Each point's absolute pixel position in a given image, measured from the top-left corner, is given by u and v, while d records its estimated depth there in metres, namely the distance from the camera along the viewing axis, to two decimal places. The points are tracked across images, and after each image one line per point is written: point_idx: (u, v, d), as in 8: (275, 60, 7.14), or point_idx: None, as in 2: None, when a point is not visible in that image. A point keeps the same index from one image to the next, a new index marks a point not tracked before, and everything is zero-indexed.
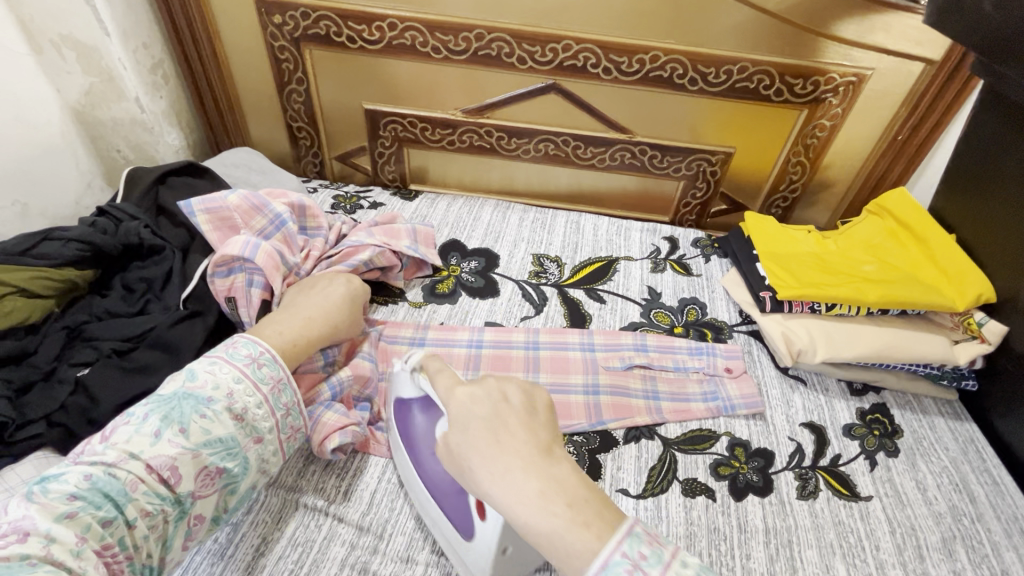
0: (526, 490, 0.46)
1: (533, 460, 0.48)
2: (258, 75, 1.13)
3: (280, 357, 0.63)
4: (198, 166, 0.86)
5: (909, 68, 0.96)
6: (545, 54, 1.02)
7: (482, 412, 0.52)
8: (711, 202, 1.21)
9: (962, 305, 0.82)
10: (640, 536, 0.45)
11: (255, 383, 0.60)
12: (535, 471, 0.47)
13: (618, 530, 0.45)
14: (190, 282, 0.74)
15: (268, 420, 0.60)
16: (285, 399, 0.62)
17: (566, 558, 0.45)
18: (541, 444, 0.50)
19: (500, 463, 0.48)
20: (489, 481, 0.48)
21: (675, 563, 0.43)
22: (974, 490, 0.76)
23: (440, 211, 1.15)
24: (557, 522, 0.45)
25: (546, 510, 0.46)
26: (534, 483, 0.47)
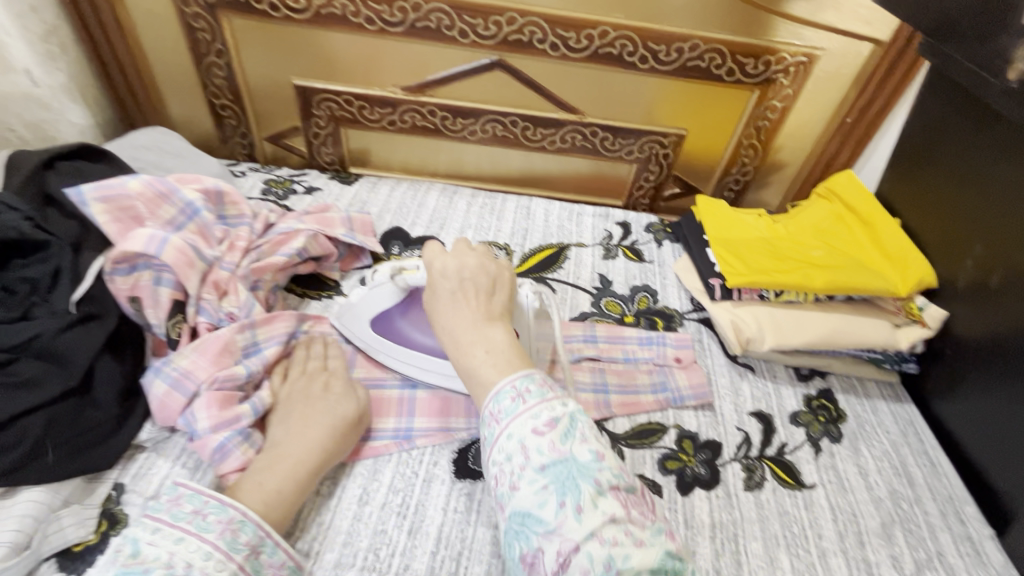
0: (462, 337, 0.58)
1: (472, 322, 0.59)
2: (174, 46, 1.02)
3: (264, 518, 0.56)
4: (95, 148, 0.78)
5: (858, 48, 0.95)
6: (488, 27, 0.95)
7: (451, 281, 0.62)
8: (665, 185, 1.18)
9: (904, 289, 0.82)
10: (541, 384, 0.53)
11: (200, 535, 0.51)
12: (475, 328, 0.58)
13: (527, 371, 0.54)
14: (84, 281, 0.65)
15: (224, 570, 0.50)
16: (245, 538, 0.53)
17: (478, 389, 0.55)
18: (487, 313, 0.59)
19: (449, 310, 0.60)
20: (442, 321, 0.61)
21: (557, 407, 0.50)
22: (912, 473, 0.77)
23: (382, 196, 1.08)
24: (476, 362, 0.56)
25: (469, 353, 0.57)
26: (470, 334, 0.58)
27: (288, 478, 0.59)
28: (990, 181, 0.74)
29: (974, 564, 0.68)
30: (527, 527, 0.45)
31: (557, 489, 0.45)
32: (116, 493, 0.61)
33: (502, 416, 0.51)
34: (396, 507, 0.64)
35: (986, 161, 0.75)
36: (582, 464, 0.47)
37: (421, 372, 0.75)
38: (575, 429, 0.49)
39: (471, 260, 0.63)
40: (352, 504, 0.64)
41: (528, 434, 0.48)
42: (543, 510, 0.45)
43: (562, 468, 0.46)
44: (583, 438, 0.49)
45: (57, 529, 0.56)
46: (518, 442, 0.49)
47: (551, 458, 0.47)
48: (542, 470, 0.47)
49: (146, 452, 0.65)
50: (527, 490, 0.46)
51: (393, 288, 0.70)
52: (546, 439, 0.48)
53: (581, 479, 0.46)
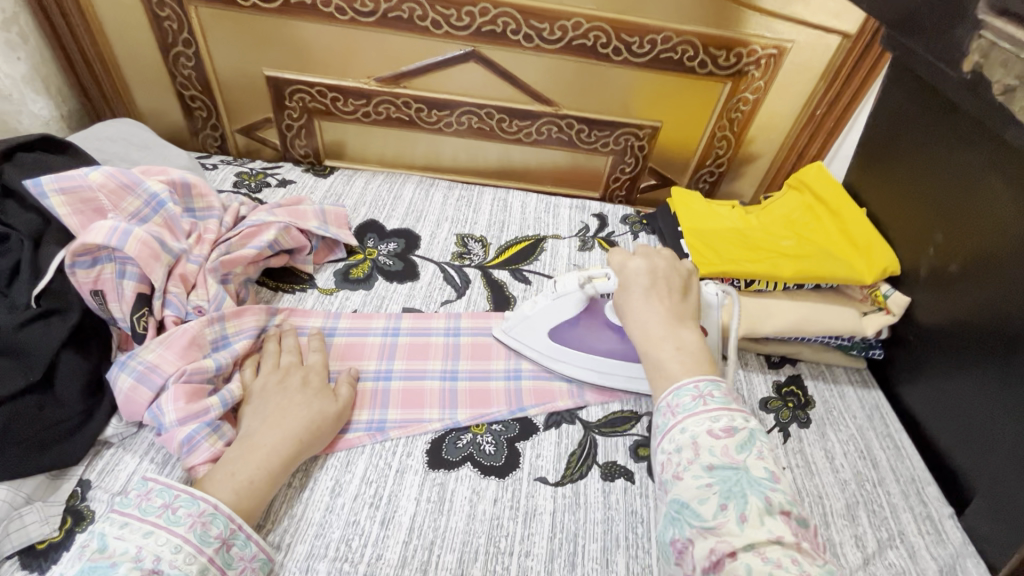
0: (653, 331, 0.63)
1: (663, 320, 0.64)
2: (140, 35, 0.99)
3: (235, 512, 0.55)
4: (58, 139, 0.76)
5: (827, 41, 0.96)
6: (462, 18, 0.95)
7: (644, 277, 0.68)
8: (640, 177, 1.19)
9: (870, 277, 0.84)
10: (725, 392, 0.55)
11: (168, 529, 0.51)
12: (666, 325, 0.63)
13: (711, 376, 0.58)
14: (43, 277, 0.63)
15: (193, 563, 0.50)
16: (216, 531, 0.53)
17: (659, 378, 0.60)
18: (676, 312, 0.65)
19: (642, 306, 0.66)
20: (630, 314, 0.67)
21: (738, 418, 0.52)
22: (876, 456, 0.79)
23: (357, 188, 1.08)
24: (663, 355, 0.61)
25: (659, 345, 0.62)
26: (660, 329, 0.63)
27: (261, 468, 0.59)
28: (951, 170, 0.76)
29: (933, 542, 0.70)
30: (684, 518, 0.48)
31: (722, 492, 0.47)
32: (81, 489, 0.60)
33: (678, 410, 0.55)
34: (369, 498, 0.64)
35: (947, 150, 0.76)
36: (754, 478, 0.48)
37: (603, 377, 0.78)
38: (752, 443, 0.51)
39: (645, 263, 0.69)
40: (324, 496, 0.64)
41: (702, 433, 0.52)
42: (701, 506, 0.47)
43: (731, 474, 0.48)
44: (759, 455, 0.50)
45: (19, 527, 0.55)
46: (691, 437, 0.52)
47: (721, 461, 0.49)
48: (710, 470, 0.49)
49: (112, 449, 0.64)
50: (689, 482, 0.49)
51: (579, 297, 0.75)
52: (722, 443, 0.50)
53: (751, 491, 0.47)
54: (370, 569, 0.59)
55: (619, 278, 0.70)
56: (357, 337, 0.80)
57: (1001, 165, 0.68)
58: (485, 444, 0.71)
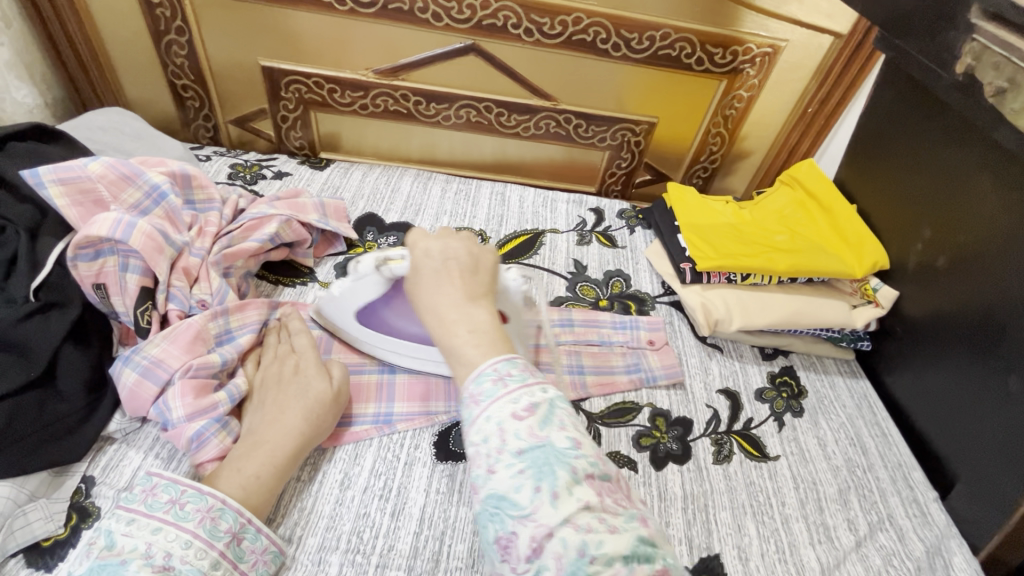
0: (446, 314, 0.55)
1: (455, 303, 0.55)
2: (130, 22, 0.97)
3: (242, 505, 0.55)
4: (51, 129, 0.74)
5: (820, 41, 0.99)
6: (462, 11, 0.94)
7: (435, 258, 0.59)
8: (636, 172, 1.20)
9: (859, 271, 0.87)
10: (524, 367, 0.50)
11: (178, 525, 0.51)
12: (461, 307, 0.55)
13: (509, 356, 0.51)
14: (42, 269, 0.62)
15: (204, 557, 0.51)
16: (226, 526, 0.53)
17: (457, 368, 0.52)
18: (470, 291, 0.56)
19: (432, 289, 0.57)
20: (423, 298, 0.57)
21: (537, 392, 0.48)
22: (867, 443, 0.82)
23: (355, 181, 1.07)
24: (458, 342, 0.52)
25: (452, 331, 0.53)
26: (452, 313, 0.54)
27: (266, 463, 0.59)
28: (942, 168, 0.79)
29: (920, 524, 0.73)
30: (502, 510, 0.44)
31: (534, 474, 0.43)
32: (85, 486, 0.59)
33: (481, 399, 0.48)
34: (378, 490, 0.64)
35: (937, 149, 0.79)
36: (558, 451, 0.44)
37: (411, 360, 0.75)
38: (553, 414, 0.47)
39: (445, 245, 0.60)
40: (333, 489, 0.64)
41: (507, 418, 0.46)
42: (518, 494, 0.43)
43: (540, 454, 0.44)
44: (562, 425, 0.47)
45: (23, 525, 0.54)
46: (496, 425, 0.46)
47: (528, 443, 0.45)
48: (519, 454, 0.44)
49: (116, 444, 0.63)
50: (503, 474, 0.44)
51: (377, 279, 0.65)
52: (525, 424, 0.46)
53: (557, 465, 0.44)
54: (381, 561, 0.59)
55: (409, 260, 0.61)
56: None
57: (989, 164, 0.71)
58: None
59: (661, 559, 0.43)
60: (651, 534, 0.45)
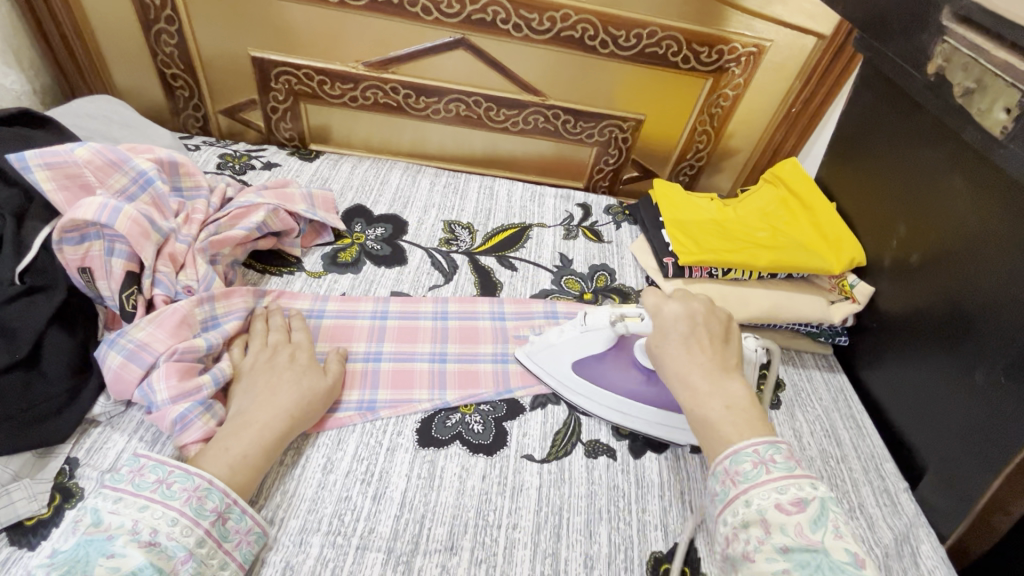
0: (699, 386, 0.64)
1: (705, 371, 0.64)
2: (120, 11, 0.97)
3: (228, 486, 0.56)
4: (37, 114, 0.74)
5: (803, 41, 1.01)
6: (451, 5, 0.95)
7: (682, 323, 0.68)
8: (623, 168, 1.22)
9: (838, 267, 0.89)
10: (786, 456, 0.57)
11: (164, 502, 0.52)
12: (711, 379, 0.64)
13: (768, 439, 0.59)
14: (27, 252, 0.63)
15: (191, 534, 0.51)
16: (212, 505, 0.54)
17: (710, 441, 0.61)
18: (724, 364, 0.66)
19: (676, 357, 0.66)
20: (669, 364, 0.66)
21: (806, 488, 0.54)
22: (840, 435, 0.84)
23: (344, 173, 1.08)
24: (716, 415, 0.62)
25: (708, 403, 0.62)
26: (706, 383, 0.64)
27: (254, 443, 0.60)
28: (916, 165, 0.80)
29: (889, 513, 0.75)
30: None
31: (803, 573, 0.49)
32: (69, 467, 0.60)
33: (739, 480, 0.56)
34: (360, 474, 0.66)
35: (912, 146, 0.81)
36: (833, 561, 0.50)
37: (658, 426, 0.74)
38: (824, 516, 0.53)
39: (677, 302, 0.70)
40: (316, 473, 0.65)
41: (773, 509, 0.53)
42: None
43: (809, 559, 0.50)
44: (835, 532, 0.52)
45: (7, 504, 0.55)
46: (758, 512, 0.54)
47: (795, 542, 0.51)
48: (785, 552, 0.50)
49: (100, 427, 0.63)
50: (764, 563, 0.51)
51: (608, 333, 0.74)
52: (794, 520, 0.52)
53: (832, 574, 0.49)
54: (362, 543, 0.60)
55: (654, 319, 0.70)
56: (343, 319, 0.81)
57: (958, 162, 0.73)
58: (473, 423, 0.73)
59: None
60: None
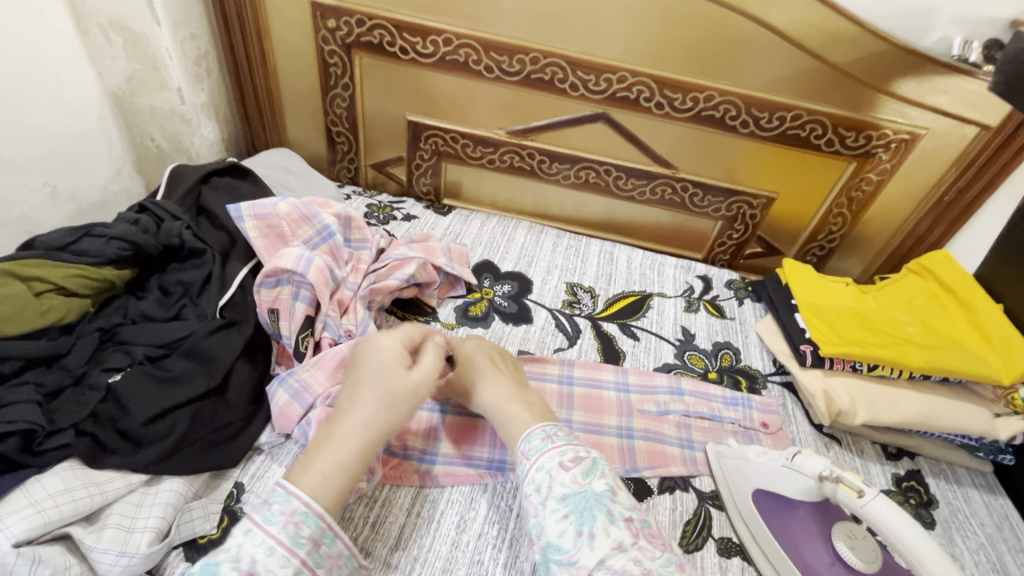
0: (497, 399, 0.71)
1: (378, 401, 0.60)
2: (304, 78, 1.10)
3: (320, 506, 0.52)
4: (241, 166, 0.84)
5: (963, 131, 0.96)
6: (599, 83, 1.00)
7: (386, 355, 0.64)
8: (748, 244, 1.19)
9: (1008, 377, 0.81)
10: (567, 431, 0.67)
11: (264, 527, 0.49)
12: (513, 392, 0.73)
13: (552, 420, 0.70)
14: (229, 289, 0.71)
15: (289, 566, 0.48)
16: (308, 532, 0.51)
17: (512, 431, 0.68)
18: (514, 385, 0.74)
19: (487, 388, 0.72)
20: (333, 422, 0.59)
21: (582, 449, 0.64)
22: (1011, 572, 0.74)
23: (474, 229, 1.14)
24: (512, 415, 0.69)
25: (507, 411, 0.70)
26: (407, 403, 0.62)
27: (333, 462, 0.55)
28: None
29: None
30: (548, 555, 0.57)
31: (575, 517, 0.58)
32: (236, 491, 0.63)
33: (532, 452, 0.64)
34: (492, 539, 0.66)
35: None
36: (598, 494, 0.59)
37: None
38: (596, 467, 0.62)
39: (475, 340, 0.80)
40: (451, 530, 0.66)
41: (556, 467, 0.62)
42: (563, 539, 0.57)
43: (580, 497, 0.59)
44: (601, 474, 0.62)
45: (187, 520, 0.59)
46: (546, 473, 0.62)
47: (570, 489, 0.60)
48: (563, 499, 0.59)
49: (263, 456, 0.67)
50: (551, 521, 0.58)
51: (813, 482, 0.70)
52: (570, 473, 0.61)
53: (596, 508, 0.58)
54: None
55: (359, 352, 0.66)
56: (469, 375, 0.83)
57: None
58: None
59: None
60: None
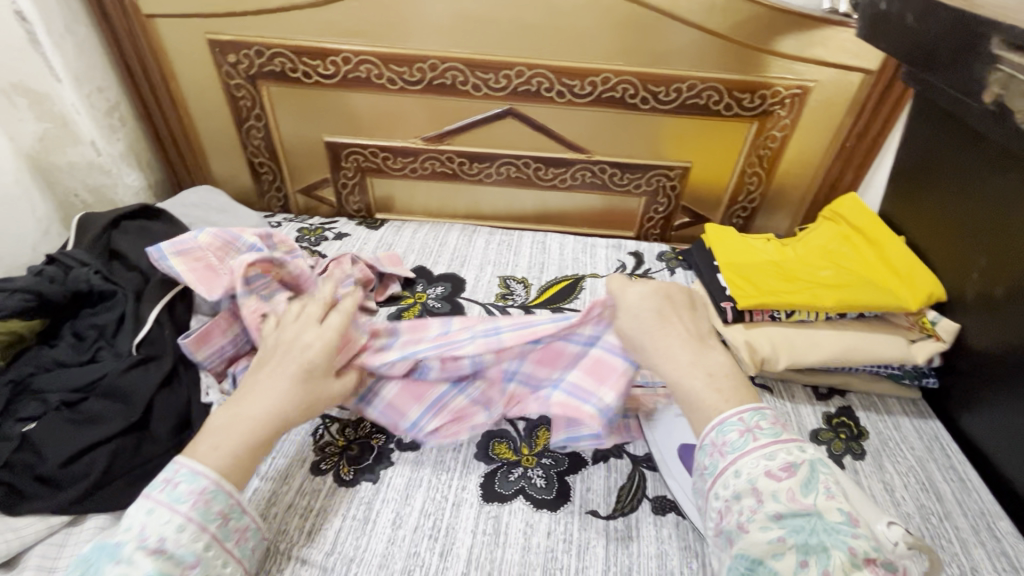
0: (681, 359, 0.61)
1: (299, 380, 0.61)
2: (219, 115, 1.12)
3: (230, 483, 0.54)
4: (153, 209, 0.86)
5: (849, 78, 1.00)
6: (499, 80, 1.03)
7: (649, 310, 0.65)
8: (674, 215, 1.23)
9: (914, 303, 0.84)
10: (772, 422, 0.56)
11: (170, 506, 0.51)
12: (691, 350, 0.62)
13: (756, 406, 0.58)
14: (143, 326, 0.72)
15: (196, 542, 0.51)
16: (218, 508, 0.53)
17: (691, 415, 0.59)
18: (697, 335, 0.64)
19: (665, 344, 0.63)
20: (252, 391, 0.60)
21: (795, 452, 0.53)
22: (940, 488, 0.77)
23: (406, 238, 1.16)
24: (698, 385, 0.59)
25: (690, 374, 0.60)
26: (687, 355, 0.61)
27: (244, 442, 0.56)
28: (971, 190, 0.78)
29: None
30: (757, 574, 0.49)
31: (798, 546, 0.48)
32: None
33: (727, 449, 0.55)
34: (428, 530, 0.67)
35: (983, 174, 0.76)
36: (830, 524, 0.49)
37: None
38: (816, 481, 0.52)
39: (648, 287, 0.67)
40: (386, 528, 0.67)
41: (762, 475, 0.52)
42: (778, 562, 0.48)
43: (803, 522, 0.49)
44: (826, 493, 0.51)
45: None
46: (749, 482, 0.52)
47: (789, 508, 0.50)
48: (778, 519, 0.50)
49: None
50: (758, 534, 0.50)
51: None
52: (785, 486, 0.51)
53: (830, 542, 0.48)
54: None
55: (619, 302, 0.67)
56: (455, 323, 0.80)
57: None
58: (536, 477, 0.73)
59: None
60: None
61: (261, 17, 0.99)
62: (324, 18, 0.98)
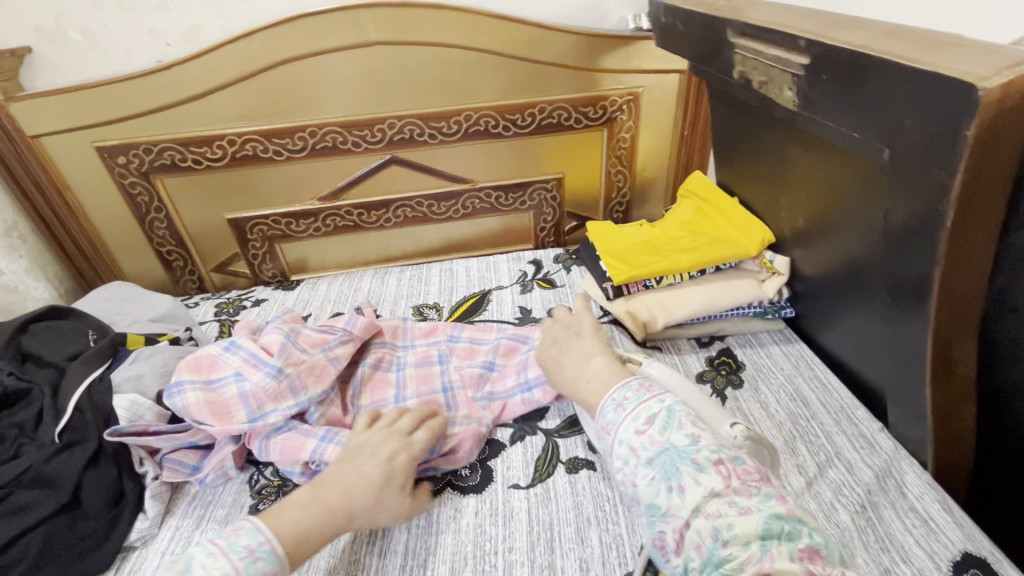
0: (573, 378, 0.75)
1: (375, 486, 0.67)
2: (120, 214, 1.18)
3: (281, 549, 0.59)
4: (60, 308, 0.92)
5: (668, 79, 1.19)
6: (375, 135, 1.16)
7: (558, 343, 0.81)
8: (563, 221, 1.37)
9: (753, 248, 1.00)
10: (636, 391, 0.66)
11: (227, 555, 0.56)
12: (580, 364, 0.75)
13: (623, 384, 0.68)
14: (64, 415, 0.76)
15: None
16: (263, 567, 0.57)
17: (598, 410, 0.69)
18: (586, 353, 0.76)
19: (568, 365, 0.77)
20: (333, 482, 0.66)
21: (654, 405, 0.62)
22: (806, 396, 0.89)
23: (322, 292, 1.24)
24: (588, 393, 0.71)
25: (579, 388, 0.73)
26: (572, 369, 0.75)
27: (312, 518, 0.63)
28: (757, 146, 0.95)
29: (867, 454, 0.79)
30: (651, 514, 0.55)
31: (664, 476, 0.56)
32: None
33: (611, 428, 0.64)
34: (365, 537, 0.72)
35: (758, 130, 0.93)
36: (681, 449, 0.57)
37: None
38: (672, 419, 0.60)
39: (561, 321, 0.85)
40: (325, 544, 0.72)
41: (633, 436, 0.61)
42: (659, 497, 0.55)
43: (665, 457, 0.57)
44: (679, 426, 0.59)
45: None
46: (628, 446, 0.60)
47: (654, 451, 0.58)
48: (650, 462, 0.57)
49: (137, 551, 0.72)
50: (644, 484, 0.57)
51: None
52: (649, 434, 0.60)
53: (680, 463, 0.56)
54: None
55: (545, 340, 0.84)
56: (426, 345, 0.98)
57: (786, 137, 0.85)
58: (461, 469, 0.81)
59: (803, 533, 0.50)
60: (793, 511, 0.52)
61: (143, 119, 1.08)
62: (203, 110, 1.08)
